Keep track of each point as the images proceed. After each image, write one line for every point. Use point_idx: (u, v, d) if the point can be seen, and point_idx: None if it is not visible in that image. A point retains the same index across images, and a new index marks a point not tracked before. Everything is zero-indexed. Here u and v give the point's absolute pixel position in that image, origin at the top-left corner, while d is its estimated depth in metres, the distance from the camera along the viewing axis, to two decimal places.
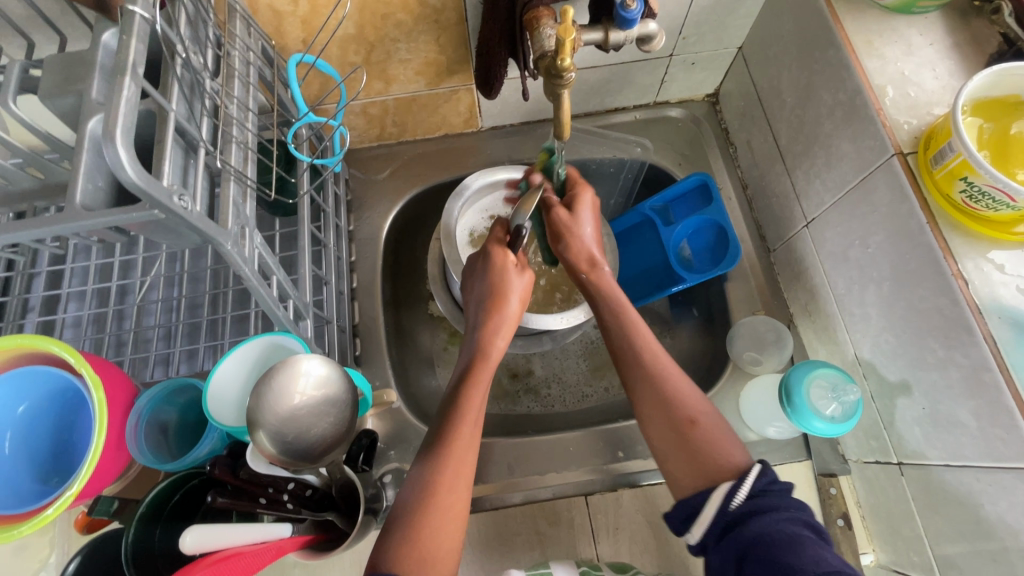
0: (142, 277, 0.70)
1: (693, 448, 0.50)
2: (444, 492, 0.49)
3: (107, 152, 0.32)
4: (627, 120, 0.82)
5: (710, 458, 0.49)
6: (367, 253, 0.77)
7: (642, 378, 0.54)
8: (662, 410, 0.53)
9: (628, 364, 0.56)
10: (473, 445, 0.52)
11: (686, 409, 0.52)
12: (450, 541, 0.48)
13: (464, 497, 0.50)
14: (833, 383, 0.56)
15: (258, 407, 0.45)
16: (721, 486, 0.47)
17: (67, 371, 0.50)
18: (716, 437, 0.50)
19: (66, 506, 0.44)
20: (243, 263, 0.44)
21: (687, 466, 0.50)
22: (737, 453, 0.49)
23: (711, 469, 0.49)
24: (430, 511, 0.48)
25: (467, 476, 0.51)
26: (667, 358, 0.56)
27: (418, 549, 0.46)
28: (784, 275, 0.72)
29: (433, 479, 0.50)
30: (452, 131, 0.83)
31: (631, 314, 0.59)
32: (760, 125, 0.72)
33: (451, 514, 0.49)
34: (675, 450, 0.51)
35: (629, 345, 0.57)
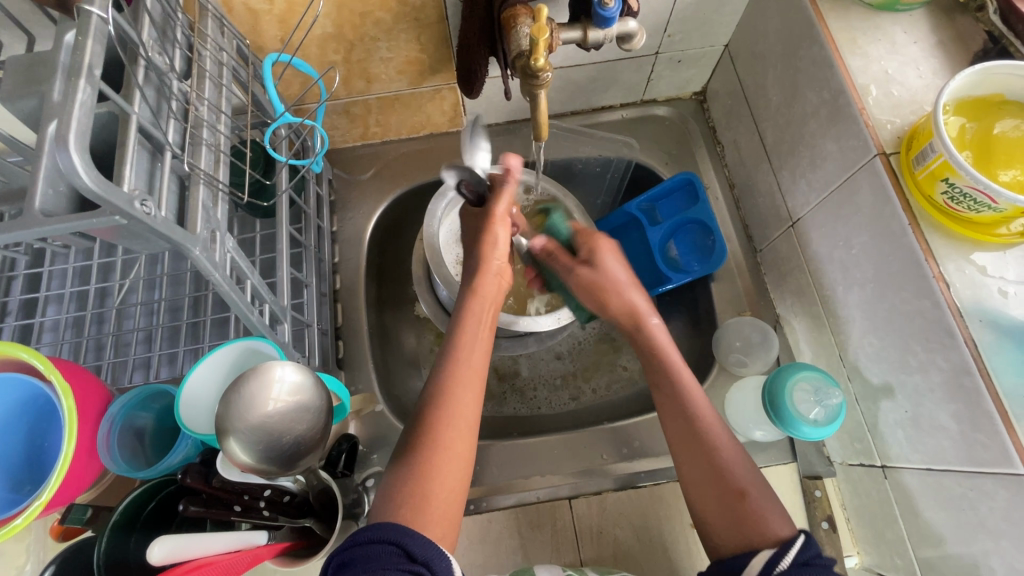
0: (122, 280, 0.69)
1: (736, 516, 0.48)
2: (446, 436, 0.48)
3: (60, 157, 0.31)
4: (614, 118, 0.82)
5: (753, 528, 0.47)
6: (351, 254, 0.77)
7: (690, 440, 0.53)
8: (710, 476, 0.51)
9: (676, 426, 0.54)
10: (474, 389, 0.51)
11: (734, 478, 0.50)
12: (453, 480, 0.47)
13: (469, 442, 0.49)
14: (815, 386, 0.55)
15: (229, 414, 0.44)
16: (761, 551, 0.45)
17: (38, 377, 0.49)
18: (765, 507, 0.48)
19: (36, 515, 0.44)
20: (213, 268, 0.43)
21: (730, 530, 0.48)
22: (782, 524, 0.47)
23: (753, 537, 0.47)
24: (433, 449, 0.47)
25: (471, 422, 0.49)
26: (717, 421, 0.54)
27: (417, 495, 0.45)
28: (770, 275, 0.71)
29: (433, 426, 0.48)
30: (436, 130, 0.82)
31: (683, 373, 0.56)
32: (746, 123, 0.71)
33: (454, 454, 0.47)
34: (717, 513, 0.49)
35: (679, 407, 0.54)
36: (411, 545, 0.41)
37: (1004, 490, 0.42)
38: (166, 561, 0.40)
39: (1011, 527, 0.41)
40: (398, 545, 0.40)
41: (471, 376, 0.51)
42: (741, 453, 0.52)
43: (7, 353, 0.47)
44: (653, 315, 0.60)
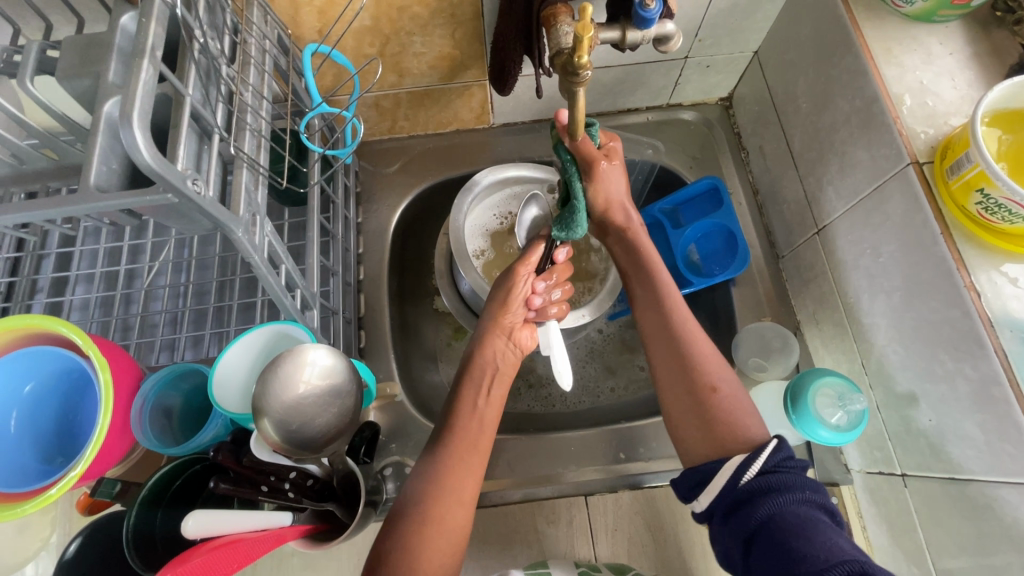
0: (150, 262, 0.70)
1: (705, 412, 0.52)
2: (438, 511, 0.49)
3: (123, 134, 0.32)
4: (639, 121, 0.82)
5: (727, 427, 0.51)
6: (375, 245, 0.78)
7: (669, 343, 0.56)
8: (681, 373, 0.55)
9: (650, 321, 0.59)
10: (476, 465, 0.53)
11: (708, 377, 0.54)
12: (442, 553, 0.47)
13: (463, 518, 0.50)
14: (839, 392, 0.55)
15: (263, 394, 0.45)
16: (732, 460, 0.48)
17: (74, 352, 0.50)
18: (735, 408, 0.52)
19: (69, 486, 0.44)
20: (252, 250, 0.44)
21: (701, 433, 0.52)
22: (752, 425, 0.51)
23: (724, 436, 0.51)
24: (424, 524, 0.48)
25: (466, 498, 0.51)
26: (694, 322, 0.58)
27: (409, 566, 0.45)
28: (792, 282, 0.71)
29: (432, 501, 0.49)
30: (463, 127, 0.83)
31: (668, 287, 0.59)
32: (774, 130, 0.72)
33: (447, 529, 0.49)
34: (689, 418, 0.53)
35: (655, 303, 0.59)
36: None
37: None
38: (200, 534, 0.41)
39: None
40: None
41: (477, 456, 0.53)
42: (719, 355, 0.56)
43: (45, 327, 0.48)
44: (642, 233, 0.62)
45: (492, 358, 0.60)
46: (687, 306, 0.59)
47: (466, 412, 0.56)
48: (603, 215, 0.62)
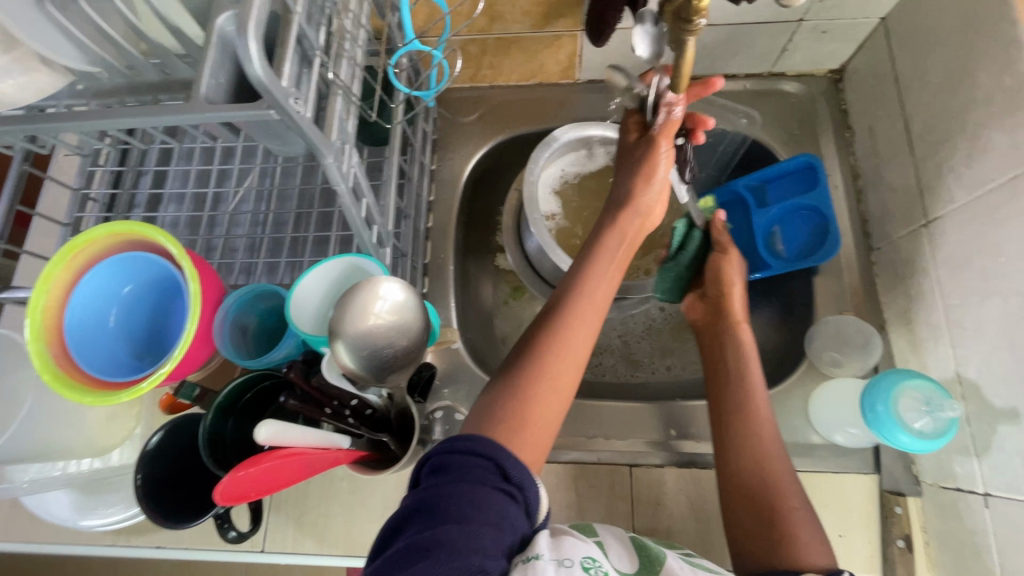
0: (236, 187, 0.73)
1: (773, 528, 0.51)
2: (548, 366, 0.47)
3: (238, 44, 0.33)
4: (736, 89, 0.76)
5: (788, 544, 0.50)
6: (446, 193, 0.78)
7: (745, 451, 0.56)
8: (754, 488, 0.54)
9: (733, 429, 0.57)
10: (590, 327, 0.51)
11: (781, 494, 0.53)
12: (551, 408, 0.47)
13: (574, 376, 0.48)
14: (927, 396, 0.51)
15: (339, 320, 0.46)
16: (806, 574, 0.46)
17: (169, 262, 0.53)
18: (803, 534, 0.50)
19: (158, 383, 0.48)
20: (339, 179, 0.45)
21: (764, 539, 0.51)
22: (819, 554, 0.49)
23: (789, 557, 0.49)
24: (537, 374, 0.47)
25: (580, 357, 0.49)
26: (773, 436, 0.57)
27: (516, 414, 0.45)
28: (884, 277, 0.66)
29: (538, 356, 0.48)
30: (546, 80, 0.80)
31: (754, 388, 0.59)
32: (890, 108, 0.65)
33: (557, 388, 0.47)
34: (753, 523, 0.52)
35: (740, 408, 0.58)
36: (507, 464, 0.41)
37: None
38: (268, 441, 0.42)
39: None
40: (495, 463, 0.41)
41: (584, 321, 0.50)
42: (791, 477, 0.55)
43: (146, 236, 0.52)
44: (744, 328, 0.64)
45: (590, 254, 0.55)
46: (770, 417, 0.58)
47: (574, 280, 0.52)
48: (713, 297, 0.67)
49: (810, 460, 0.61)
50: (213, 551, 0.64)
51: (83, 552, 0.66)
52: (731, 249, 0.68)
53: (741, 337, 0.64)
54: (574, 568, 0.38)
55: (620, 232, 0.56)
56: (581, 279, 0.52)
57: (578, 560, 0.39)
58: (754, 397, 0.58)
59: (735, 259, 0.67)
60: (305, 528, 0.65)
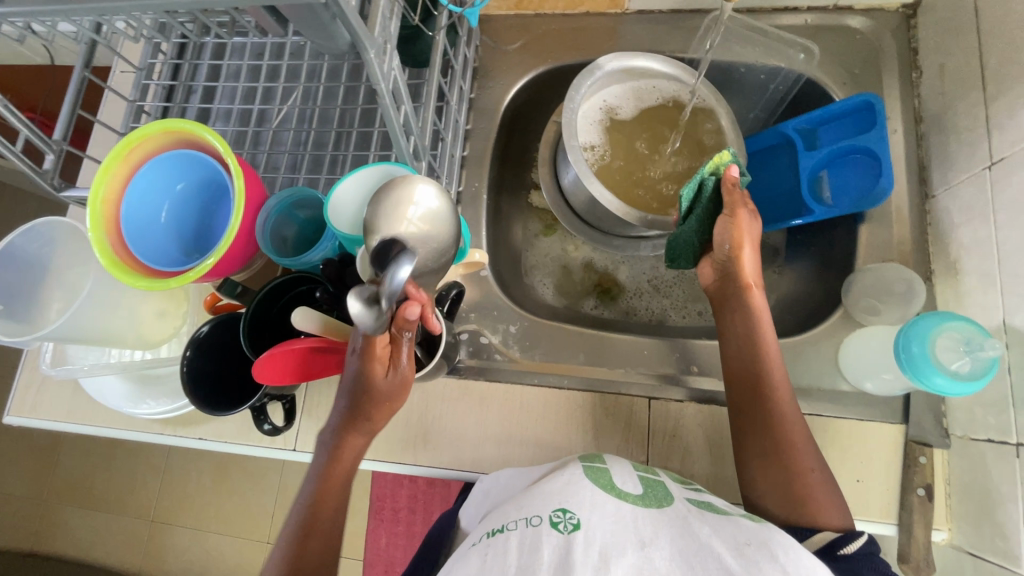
0: (280, 105, 0.75)
1: (793, 490, 0.51)
2: (334, 476, 0.52)
3: None
4: (795, 23, 0.72)
5: (807, 506, 0.50)
6: (484, 123, 0.77)
7: (761, 417, 0.55)
8: (769, 452, 0.53)
9: (745, 399, 0.56)
10: (360, 444, 0.53)
11: (798, 457, 0.52)
12: (333, 511, 0.52)
13: (349, 480, 0.53)
14: (966, 337, 0.49)
15: (375, 218, 0.47)
16: (825, 534, 0.48)
17: (218, 162, 0.56)
18: (822, 494, 0.51)
19: (205, 272, 0.51)
20: (381, 78, 0.45)
21: (782, 497, 0.52)
22: (836, 515, 0.50)
23: (805, 518, 0.50)
24: (325, 480, 0.52)
25: (352, 467, 0.53)
26: (790, 402, 0.55)
27: (309, 517, 0.51)
28: (936, 226, 0.63)
29: (327, 473, 0.52)
30: (594, 9, 0.77)
31: (772, 360, 0.56)
32: (965, 43, 0.60)
33: (335, 490, 0.52)
34: (770, 485, 0.53)
35: (754, 376, 0.56)
36: None
37: None
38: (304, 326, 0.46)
39: None
40: None
41: (382, 407, 0.50)
42: (807, 439, 0.54)
43: (195, 134, 0.54)
44: (759, 293, 0.59)
45: (356, 384, 0.48)
46: (784, 379, 0.56)
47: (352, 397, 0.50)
48: (728, 260, 0.61)
49: (834, 404, 0.60)
50: (249, 446, 0.69)
51: (134, 437, 0.71)
52: (743, 214, 0.58)
53: (756, 305, 0.59)
54: (539, 528, 0.40)
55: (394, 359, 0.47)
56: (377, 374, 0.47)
57: (546, 516, 0.41)
58: (770, 363, 0.56)
59: (747, 227, 0.59)
60: None
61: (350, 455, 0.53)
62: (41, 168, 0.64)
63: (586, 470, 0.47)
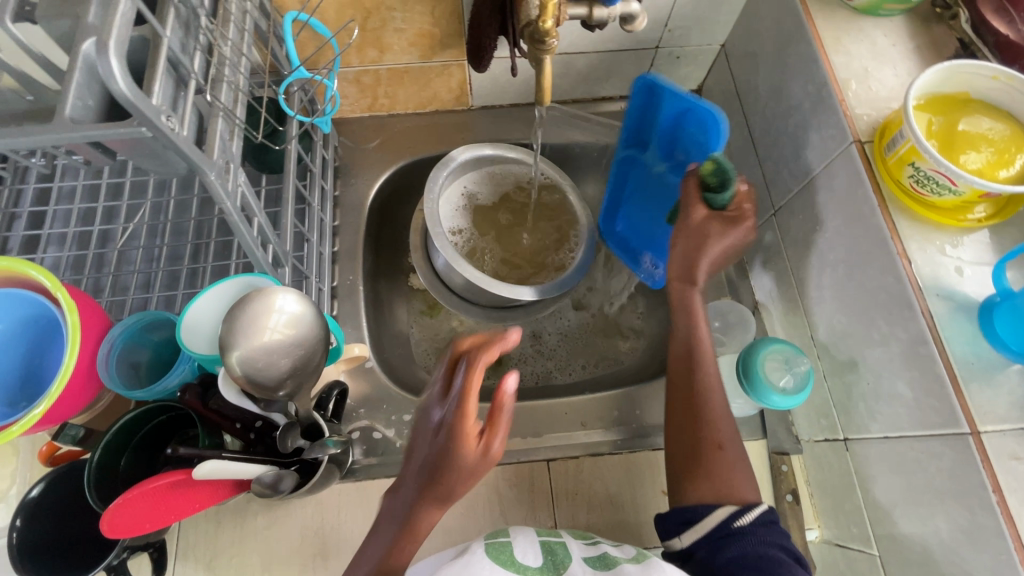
0: (125, 223, 0.71)
1: (710, 468, 0.53)
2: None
3: (99, 61, 0.34)
4: (613, 109, 0.85)
5: (724, 481, 0.52)
6: (351, 218, 0.79)
7: (690, 404, 0.56)
8: (688, 432, 0.55)
9: (681, 397, 0.56)
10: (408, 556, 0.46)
11: (713, 432, 0.54)
12: None
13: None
14: (785, 356, 0.58)
15: (230, 332, 0.46)
16: (726, 506, 0.50)
17: (43, 297, 0.51)
18: (735, 466, 0.53)
19: (31, 425, 0.45)
20: (225, 196, 0.46)
21: (701, 478, 0.53)
22: (747, 486, 0.52)
23: (720, 487, 0.52)
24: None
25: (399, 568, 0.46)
26: (720, 398, 0.56)
27: None
28: (751, 263, 0.75)
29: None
30: (442, 108, 0.85)
31: (711, 374, 0.57)
32: (737, 118, 0.75)
33: None
34: (695, 470, 0.53)
35: (693, 384, 0.56)
36: None
37: (949, 450, 0.45)
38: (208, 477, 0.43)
39: (957, 485, 0.45)
40: None
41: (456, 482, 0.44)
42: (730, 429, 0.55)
43: (14, 272, 0.50)
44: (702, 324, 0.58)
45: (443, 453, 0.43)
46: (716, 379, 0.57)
47: (438, 459, 0.43)
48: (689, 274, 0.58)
49: None
50: None
51: None
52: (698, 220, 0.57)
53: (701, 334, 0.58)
54: None
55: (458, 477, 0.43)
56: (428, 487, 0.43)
57: None
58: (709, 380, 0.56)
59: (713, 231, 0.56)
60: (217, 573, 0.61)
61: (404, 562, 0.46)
62: None
63: (488, 549, 0.47)
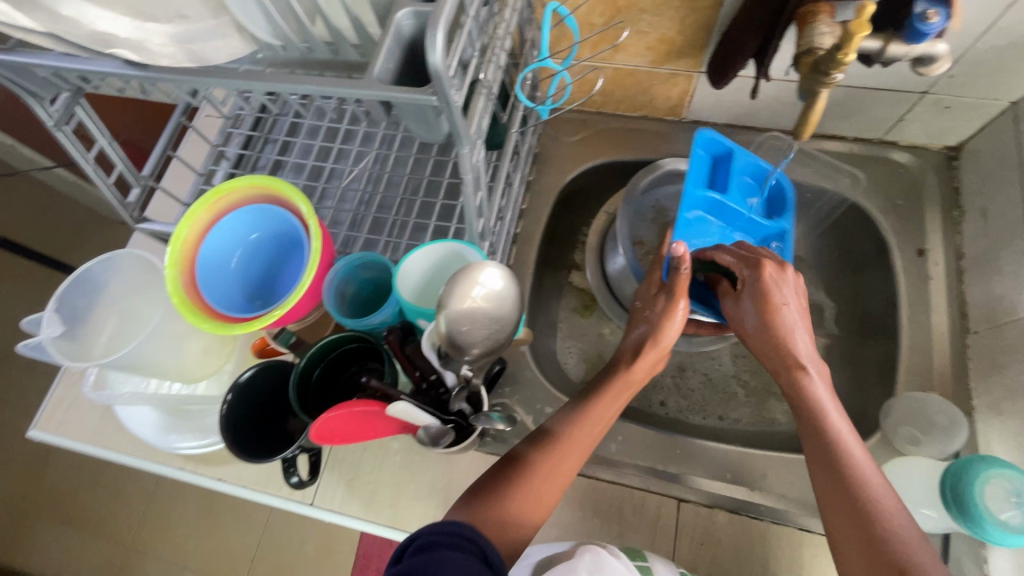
0: (351, 166, 0.80)
1: (878, 550, 0.42)
2: (554, 454, 0.52)
3: (427, 34, 0.38)
4: (842, 150, 0.77)
5: (902, 567, 0.41)
6: (538, 204, 0.81)
7: (828, 470, 0.48)
8: (846, 501, 0.46)
9: (816, 452, 0.49)
10: (588, 439, 0.53)
11: (880, 508, 0.44)
12: (551, 481, 0.50)
13: (576, 465, 0.52)
14: (1015, 488, 0.49)
15: (446, 294, 0.50)
16: None
17: (295, 219, 0.60)
18: (917, 550, 0.42)
19: (270, 322, 0.53)
20: (469, 168, 0.49)
21: (866, 568, 0.42)
22: (935, 570, 0.40)
23: (897, 571, 0.41)
24: (550, 452, 0.52)
25: (577, 451, 0.53)
26: (872, 468, 0.47)
27: (496, 490, 0.49)
28: (978, 362, 0.63)
29: (546, 445, 0.52)
30: (652, 114, 0.83)
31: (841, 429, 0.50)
32: (1011, 192, 0.63)
33: (560, 462, 0.51)
34: (855, 560, 0.43)
35: (823, 443, 0.49)
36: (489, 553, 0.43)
37: None
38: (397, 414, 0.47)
39: None
40: None
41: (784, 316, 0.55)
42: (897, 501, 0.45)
43: (282, 193, 0.58)
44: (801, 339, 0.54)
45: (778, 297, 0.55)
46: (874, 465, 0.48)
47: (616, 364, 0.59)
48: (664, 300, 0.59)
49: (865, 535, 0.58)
50: (266, 495, 0.68)
51: (154, 470, 0.71)
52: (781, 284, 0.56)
53: (821, 402, 0.52)
54: None
55: (617, 390, 0.56)
56: (592, 398, 0.56)
57: None
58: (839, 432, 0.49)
59: (779, 281, 0.56)
60: (354, 491, 0.68)
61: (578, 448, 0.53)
62: (126, 199, 0.69)
63: None
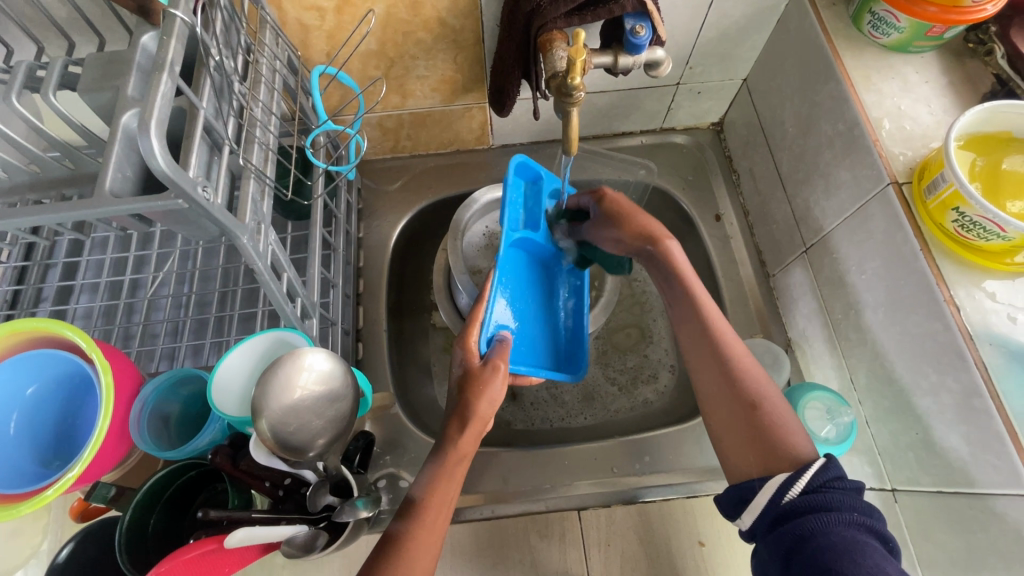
0: (154, 272, 0.72)
1: (757, 427, 0.49)
2: (419, 518, 0.47)
3: (141, 140, 0.35)
4: (634, 144, 0.85)
5: (778, 439, 0.48)
6: (375, 259, 0.79)
7: (718, 364, 0.53)
8: (726, 389, 0.52)
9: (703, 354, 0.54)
10: (450, 493, 0.50)
11: (751, 390, 0.51)
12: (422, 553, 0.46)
13: (443, 522, 0.49)
14: (827, 407, 0.59)
15: (264, 396, 0.46)
16: (775, 477, 0.46)
17: (78, 356, 0.51)
18: (778, 415, 0.50)
19: (65, 488, 0.45)
20: (257, 257, 0.46)
21: (750, 449, 0.49)
22: (804, 441, 0.48)
23: (776, 445, 0.48)
24: (415, 523, 0.47)
25: (442, 507, 0.49)
26: (745, 351, 0.54)
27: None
28: (782, 300, 0.73)
29: (412, 513, 0.48)
30: (463, 147, 0.85)
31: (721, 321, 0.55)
32: (763, 152, 0.74)
33: (430, 532, 0.47)
34: (742, 434, 0.50)
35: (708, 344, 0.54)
36: None
37: (1015, 510, 0.42)
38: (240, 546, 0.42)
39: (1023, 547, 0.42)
40: None
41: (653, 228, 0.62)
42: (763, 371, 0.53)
43: (49, 331, 0.50)
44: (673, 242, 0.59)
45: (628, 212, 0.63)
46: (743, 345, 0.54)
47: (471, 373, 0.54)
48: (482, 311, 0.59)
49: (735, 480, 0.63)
50: None
51: None
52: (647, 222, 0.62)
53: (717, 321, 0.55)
54: None
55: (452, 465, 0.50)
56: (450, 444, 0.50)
57: None
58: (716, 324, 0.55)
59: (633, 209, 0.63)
60: None
61: (441, 505, 0.49)
62: None
63: None
